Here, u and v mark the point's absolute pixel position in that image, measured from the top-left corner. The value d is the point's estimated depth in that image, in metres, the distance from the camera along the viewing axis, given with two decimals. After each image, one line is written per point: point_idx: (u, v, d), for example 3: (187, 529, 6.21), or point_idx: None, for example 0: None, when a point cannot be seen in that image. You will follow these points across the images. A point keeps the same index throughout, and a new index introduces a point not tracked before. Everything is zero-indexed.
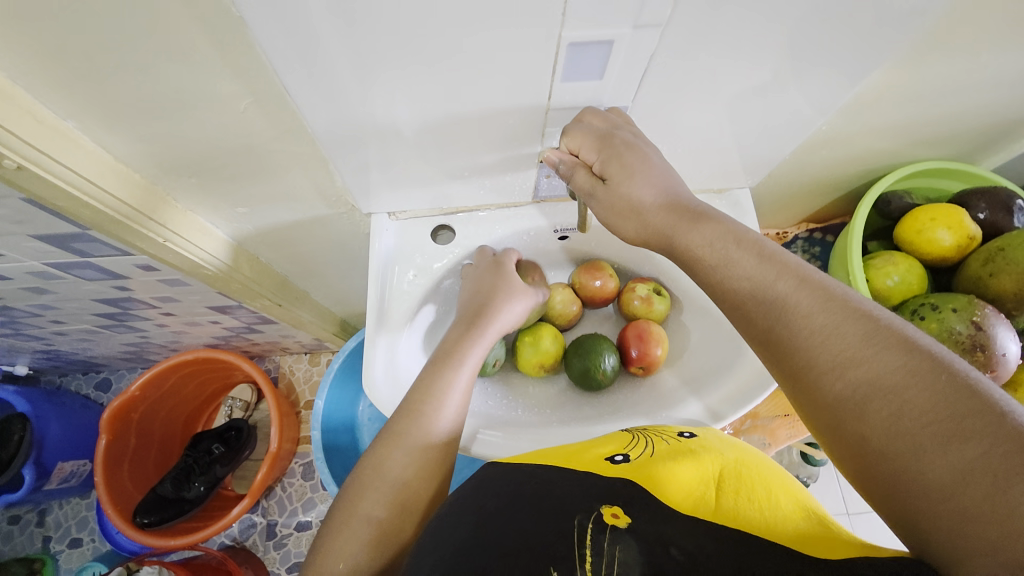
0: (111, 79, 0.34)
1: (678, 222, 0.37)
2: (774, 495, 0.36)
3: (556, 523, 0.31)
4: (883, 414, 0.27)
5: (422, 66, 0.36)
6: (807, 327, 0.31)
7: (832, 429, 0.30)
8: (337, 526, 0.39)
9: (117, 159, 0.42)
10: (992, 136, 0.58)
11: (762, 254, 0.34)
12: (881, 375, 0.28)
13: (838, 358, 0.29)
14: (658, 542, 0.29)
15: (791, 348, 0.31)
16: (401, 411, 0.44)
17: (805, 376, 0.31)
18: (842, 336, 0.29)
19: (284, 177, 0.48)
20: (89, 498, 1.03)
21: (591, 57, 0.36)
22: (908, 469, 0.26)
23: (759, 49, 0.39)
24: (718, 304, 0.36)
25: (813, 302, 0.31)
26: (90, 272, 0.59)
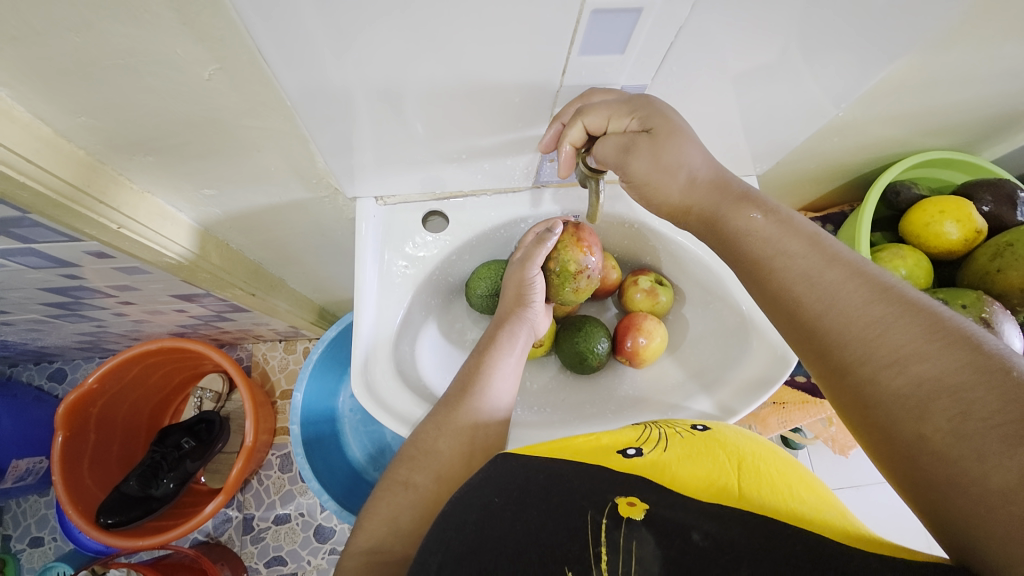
0: (44, 37, 0.28)
1: (724, 201, 0.37)
2: (799, 490, 0.32)
3: (567, 519, 0.28)
4: (944, 412, 0.26)
5: (423, 31, 0.31)
6: (863, 317, 0.30)
7: (880, 427, 0.29)
8: (390, 487, 0.41)
9: (57, 133, 0.36)
10: (997, 126, 0.58)
11: (812, 243, 0.34)
12: (943, 370, 0.26)
13: (894, 351, 0.28)
14: (677, 526, 0.27)
15: (844, 340, 0.30)
16: (456, 391, 0.45)
17: (856, 369, 0.30)
18: (900, 329, 0.29)
19: (257, 157, 0.42)
20: (48, 495, 0.96)
21: (615, 29, 0.33)
22: (969, 471, 0.24)
23: (791, 27, 0.36)
24: (759, 292, 0.35)
25: (869, 294, 0.30)
26: (34, 259, 0.53)
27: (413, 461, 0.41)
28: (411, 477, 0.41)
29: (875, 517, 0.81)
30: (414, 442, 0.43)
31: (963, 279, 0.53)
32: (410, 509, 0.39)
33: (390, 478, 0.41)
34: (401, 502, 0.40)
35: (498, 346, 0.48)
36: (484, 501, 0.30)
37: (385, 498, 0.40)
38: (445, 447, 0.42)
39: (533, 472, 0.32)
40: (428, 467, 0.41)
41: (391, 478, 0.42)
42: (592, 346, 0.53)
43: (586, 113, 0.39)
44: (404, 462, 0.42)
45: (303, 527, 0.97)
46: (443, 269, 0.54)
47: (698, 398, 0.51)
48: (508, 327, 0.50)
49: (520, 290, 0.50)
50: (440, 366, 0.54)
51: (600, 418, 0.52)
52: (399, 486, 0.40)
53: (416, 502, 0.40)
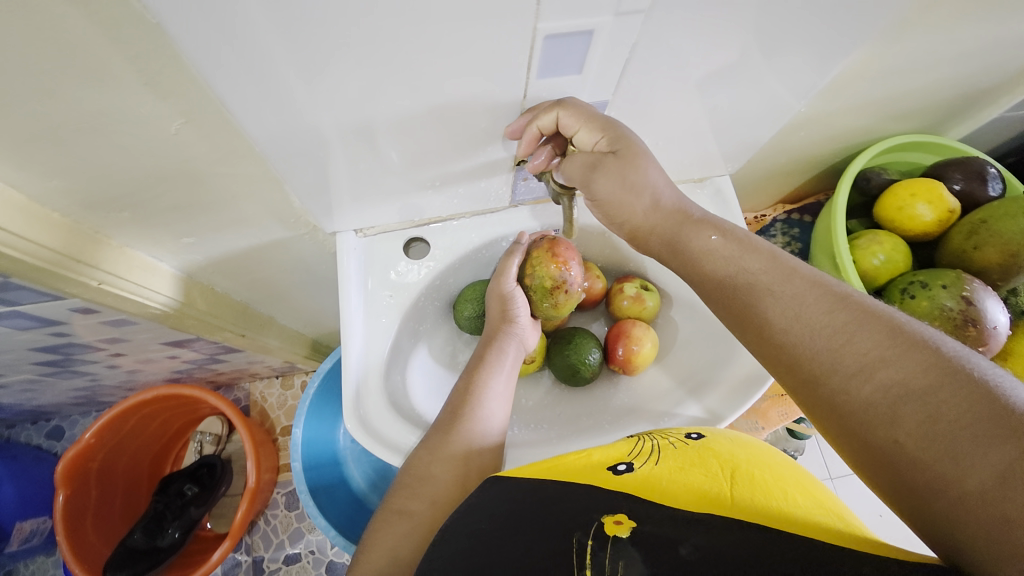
0: (8, 108, 0.29)
1: (683, 225, 0.38)
2: (793, 494, 0.32)
3: (553, 541, 0.28)
4: (915, 415, 0.26)
5: (383, 68, 0.32)
6: (826, 327, 0.30)
7: (856, 436, 0.28)
8: (386, 517, 0.40)
9: (33, 199, 0.36)
10: (959, 106, 0.59)
11: (769, 258, 0.34)
12: (908, 373, 0.27)
13: (860, 358, 0.28)
14: (664, 542, 0.27)
15: (810, 351, 0.30)
16: (448, 415, 0.45)
17: (825, 379, 0.29)
18: (862, 336, 0.29)
19: (233, 203, 0.43)
20: (52, 557, 0.94)
21: (570, 50, 0.33)
22: (947, 473, 0.24)
23: (743, 31, 0.37)
24: (725, 308, 0.36)
25: (829, 304, 0.31)
26: (20, 321, 0.53)
27: (409, 489, 0.41)
28: (407, 505, 0.40)
29: None
30: (408, 468, 0.42)
31: (942, 259, 0.54)
32: (408, 538, 0.39)
33: (387, 507, 0.41)
34: (399, 531, 0.39)
35: (488, 366, 0.48)
36: (474, 528, 0.30)
37: (382, 527, 0.40)
38: (440, 473, 0.41)
39: (523, 496, 0.32)
40: (423, 493, 0.41)
41: (388, 507, 0.41)
42: (583, 357, 0.53)
43: (566, 107, 0.38)
44: (399, 490, 0.41)
45: (314, 565, 0.95)
46: (428, 292, 0.54)
47: (694, 400, 0.51)
48: (487, 355, 0.49)
49: (503, 307, 0.51)
50: (433, 391, 0.54)
51: (598, 430, 0.52)
52: (395, 515, 0.40)
53: (412, 530, 0.39)
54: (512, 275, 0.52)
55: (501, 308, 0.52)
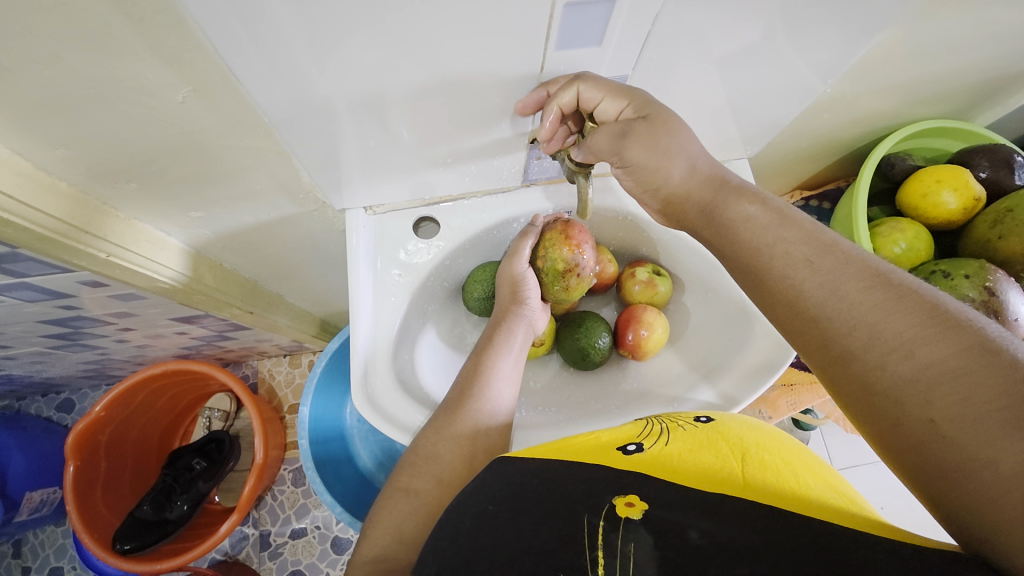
0: (11, 72, 0.28)
1: (721, 191, 0.38)
2: (804, 477, 0.32)
3: (561, 526, 0.28)
4: (950, 395, 0.25)
5: (396, 39, 0.31)
6: (863, 304, 0.29)
7: (884, 415, 0.28)
8: (391, 495, 0.41)
9: (38, 168, 0.36)
10: (989, 91, 0.57)
11: (807, 233, 0.34)
12: (946, 353, 0.26)
13: (896, 337, 0.28)
14: (674, 526, 0.27)
15: (844, 327, 0.30)
16: (455, 395, 0.45)
17: (858, 357, 0.29)
18: (901, 315, 0.28)
19: (241, 176, 0.42)
20: (65, 524, 0.97)
21: (590, 21, 0.32)
22: (978, 454, 0.24)
23: (772, 4, 0.35)
24: (754, 284, 0.35)
25: (867, 282, 0.30)
26: (29, 293, 0.53)
27: (413, 468, 0.41)
28: (412, 483, 0.41)
29: (890, 492, 0.80)
30: (413, 448, 0.42)
31: (965, 248, 0.53)
32: (412, 516, 0.39)
33: (393, 485, 0.41)
34: (403, 509, 0.39)
35: (496, 346, 0.48)
36: (478, 509, 0.29)
37: (388, 505, 0.40)
38: (445, 452, 0.41)
39: (528, 477, 0.31)
40: (428, 472, 0.41)
41: (393, 485, 0.41)
42: (593, 341, 0.53)
43: (585, 80, 0.37)
44: (404, 469, 0.42)
45: (319, 539, 0.97)
46: (437, 273, 0.54)
47: (703, 387, 0.50)
48: (503, 332, 0.49)
49: (513, 287, 0.51)
50: (439, 371, 0.54)
51: (606, 414, 0.52)
52: (401, 493, 0.40)
53: (417, 508, 0.39)
54: (523, 258, 0.51)
55: (512, 288, 0.51)
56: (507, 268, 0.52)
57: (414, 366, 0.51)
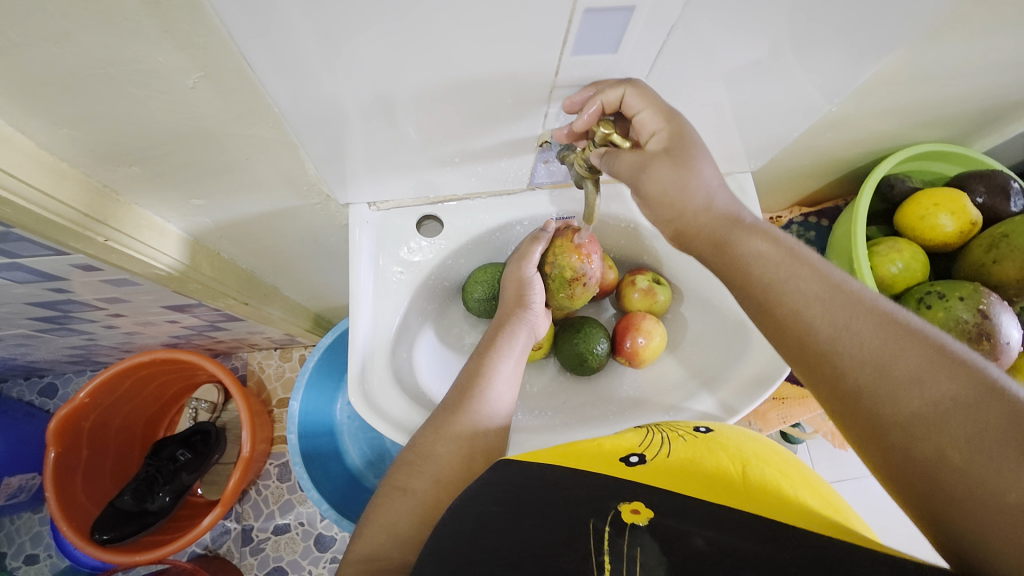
0: (19, 47, 0.27)
1: (734, 225, 0.37)
2: (801, 491, 0.32)
3: (567, 528, 0.28)
4: (963, 431, 0.27)
5: (413, 36, 0.31)
6: (874, 340, 0.31)
7: (896, 448, 0.29)
8: (386, 493, 0.40)
9: (40, 146, 0.35)
10: (988, 118, 0.58)
11: (817, 269, 0.34)
12: (958, 391, 0.28)
13: (908, 374, 0.29)
14: (679, 532, 0.27)
15: (858, 363, 0.31)
16: (456, 396, 0.45)
17: (871, 391, 0.30)
18: (911, 352, 0.29)
19: (247, 166, 0.42)
20: (42, 512, 0.95)
21: (608, 27, 0.32)
22: (991, 487, 0.25)
23: (785, 21, 0.36)
24: (765, 314, 0.35)
25: (877, 320, 0.31)
26: (20, 274, 0.52)
27: (411, 467, 0.41)
28: (409, 482, 0.40)
29: (874, 508, 0.81)
30: (411, 447, 0.42)
31: (959, 271, 0.53)
32: (408, 515, 0.39)
33: (389, 483, 0.41)
34: (399, 508, 0.39)
35: (497, 349, 0.48)
36: (481, 510, 0.29)
37: (383, 504, 0.40)
38: (443, 452, 0.41)
39: (530, 480, 0.31)
40: (426, 472, 0.40)
41: (390, 483, 0.41)
42: (591, 347, 0.53)
43: (636, 85, 0.37)
44: (401, 467, 0.41)
45: (303, 536, 0.96)
46: (439, 273, 0.53)
47: (701, 397, 0.50)
48: (504, 337, 0.49)
49: (519, 293, 0.51)
50: (438, 371, 0.54)
51: (601, 421, 0.52)
52: (397, 492, 0.40)
53: (413, 507, 0.39)
54: (530, 262, 0.51)
55: (518, 293, 0.51)
56: (513, 273, 0.52)
57: (412, 365, 0.51)
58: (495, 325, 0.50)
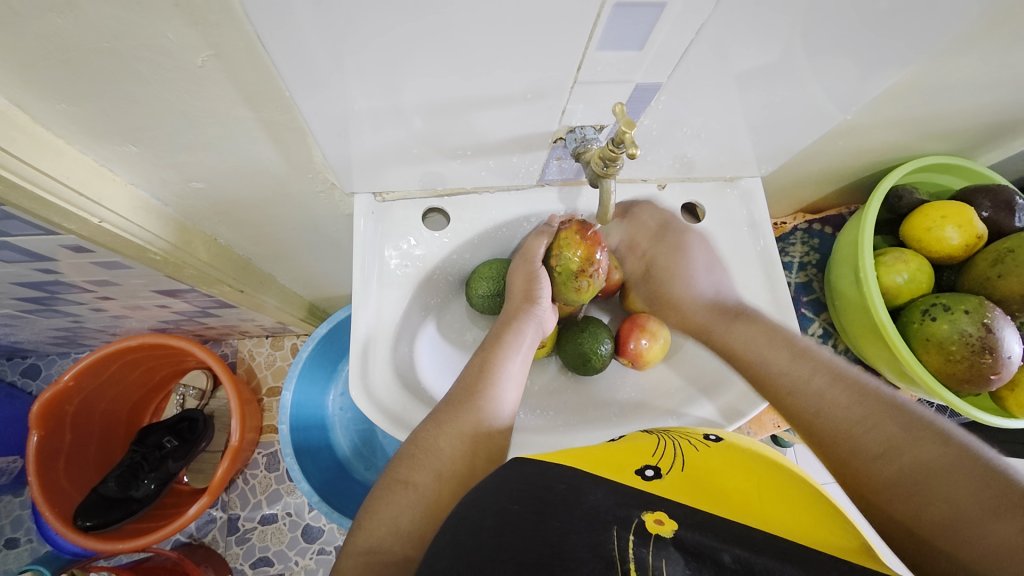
0: (19, 12, 0.26)
1: (722, 316, 0.50)
2: (812, 514, 0.33)
3: (590, 533, 0.27)
4: (937, 485, 0.33)
5: (435, 24, 0.30)
6: (850, 414, 0.39)
7: (894, 505, 0.35)
8: (389, 486, 0.39)
9: (33, 120, 0.33)
10: (996, 132, 0.58)
11: (796, 355, 0.45)
12: (928, 455, 0.34)
13: (886, 444, 0.37)
14: (707, 549, 0.27)
15: (848, 440, 0.38)
16: (460, 390, 0.44)
17: (864, 462, 0.37)
18: (881, 427, 0.37)
19: (251, 150, 0.40)
20: (22, 495, 0.92)
21: (636, 24, 0.31)
22: (962, 535, 0.30)
23: (813, 24, 0.35)
24: (767, 396, 0.45)
25: (851, 399, 0.40)
26: (7, 252, 0.50)
27: (413, 460, 0.40)
28: (411, 475, 0.39)
29: None
30: (413, 440, 0.41)
31: (963, 284, 0.54)
32: (410, 509, 0.38)
33: (390, 476, 0.40)
34: (401, 501, 0.38)
35: (504, 346, 0.47)
36: (501, 508, 0.29)
37: (385, 497, 0.39)
38: (446, 447, 0.41)
39: (553, 482, 0.31)
40: (429, 465, 0.40)
41: (391, 476, 0.40)
42: (595, 347, 0.52)
43: None
44: (403, 461, 0.40)
45: (290, 527, 0.95)
46: (443, 268, 0.53)
47: (703, 402, 0.50)
48: (512, 333, 0.48)
49: (526, 291, 0.50)
50: (439, 366, 0.53)
51: (603, 422, 0.51)
52: (399, 485, 0.39)
53: (415, 501, 0.38)
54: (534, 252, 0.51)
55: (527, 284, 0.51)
56: (519, 273, 0.51)
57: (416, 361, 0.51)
58: (502, 325, 0.50)
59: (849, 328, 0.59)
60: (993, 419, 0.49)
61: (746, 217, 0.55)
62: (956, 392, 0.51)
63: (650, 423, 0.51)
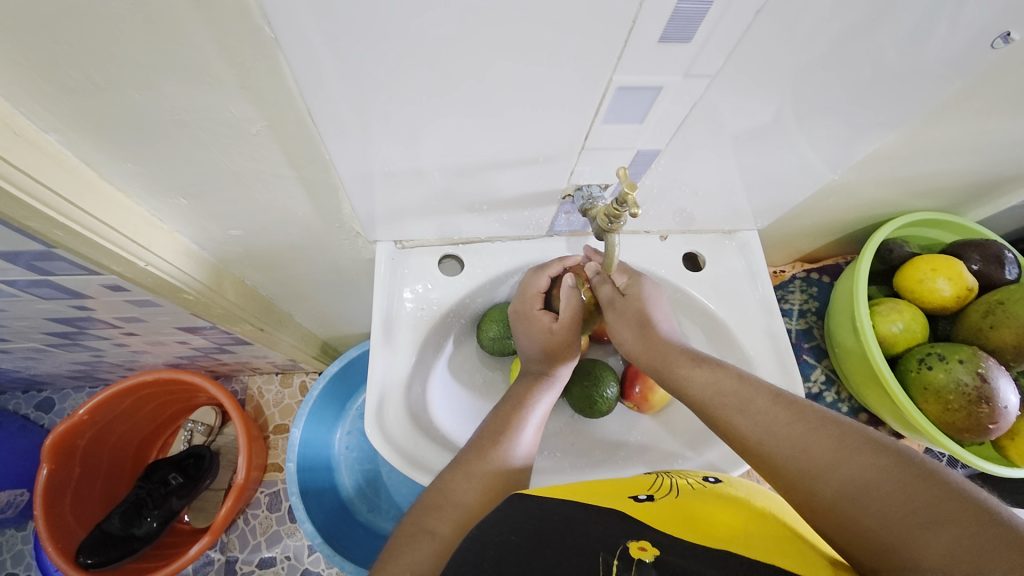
0: (107, 91, 0.30)
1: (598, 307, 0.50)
2: (802, 543, 0.34)
3: (580, 559, 0.30)
4: (890, 499, 0.30)
5: (458, 102, 0.34)
6: (719, 390, 0.40)
7: (848, 524, 0.31)
8: (411, 535, 0.40)
9: (98, 175, 0.38)
10: (982, 190, 0.61)
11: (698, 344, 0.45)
12: (877, 466, 0.31)
13: (831, 455, 0.33)
14: (686, 573, 0.30)
15: (797, 455, 0.34)
16: (484, 438, 0.46)
17: (753, 435, 0.37)
18: (753, 404, 0.38)
19: (285, 202, 0.44)
20: (24, 530, 0.92)
21: (637, 102, 0.35)
22: (862, 488, 0.31)
23: (797, 99, 0.39)
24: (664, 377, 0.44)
25: (709, 379, 0.41)
26: (47, 290, 0.53)
27: (439, 510, 0.41)
28: (436, 525, 0.41)
29: None
30: (436, 490, 0.43)
31: (958, 334, 0.55)
32: (431, 556, 0.39)
33: (415, 524, 0.41)
34: (424, 549, 0.39)
35: (526, 399, 0.49)
36: (501, 539, 0.31)
37: (407, 544, 0.40)
38: (470, 499, 0.42)
39: (549, 514, 0.34)
40: (452, 516, 0.41)
41: (414, 525, 0.41)
42: (601, 390, 0.53)
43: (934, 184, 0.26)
44: (429, 510, 0.42)
45: (289, 571, 0.93)
46: (457, 310, 0.55)
47: (707, 447, 0.51)
48: (535, 387, 0.50)
49: (551, 348, 0.50)
50: (451, 408, 0.55)
51: (609, 465, 0.52)
52: (423, 534, 0.40)
53: (438, 551, 0.39)
54: (540, 298, 0.52)
55: (546, 325, 0.51)
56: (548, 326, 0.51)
57: (435, 403, 0.53)
58: (523, 380, 0.51)
59: (849, 375, 0.60)
60: (996, 469, 0.50)
61: (745, 266, 0.58)
62: (958, 441, 0.52)
63: (656, 468, 0.51)
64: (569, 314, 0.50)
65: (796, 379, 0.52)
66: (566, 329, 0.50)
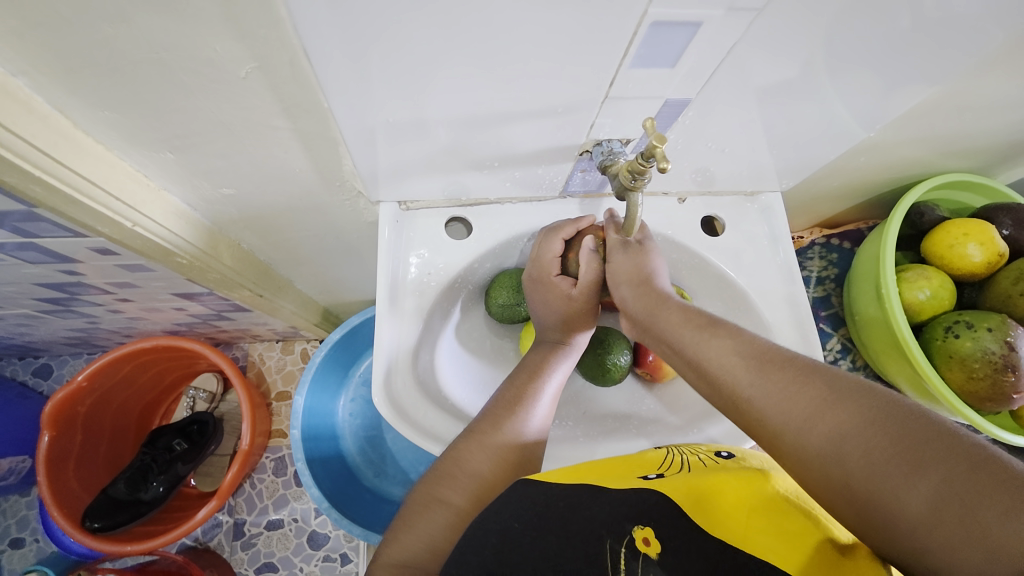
0: (74, 25, 0.27)
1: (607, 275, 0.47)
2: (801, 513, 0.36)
3: (585, 547, 0.32)
4: (876, 448, 0.28)
5: (472, 43, 0.31)
6: (692, 341, 0.38)
7: (834, 480, 0.30)
8: (425, 503, 0.40)
9: (74, 125, 0.34)
10: (1018, 150, 0.58)
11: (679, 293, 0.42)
12: (856, 416, 0.30)
13: (812, 409, 0.31)
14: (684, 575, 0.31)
15: (779, 410, 0.33)
16: (497, 408, 0.44)
17: (732, 390, 0.35)
18: (723, 353, 0.37)
19: (281, 158, 0.41)
20: (29, 495, 0.92)
21: (669, 42, 0.32)
22: (848, 444, 0.29)
23: (844, 43, 0.36)
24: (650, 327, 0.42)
25: (686, 330, 0.39)
26: (32, 254, 0.50)
27: (450, 479, 0.41)
28: (447, 494, 0.40)
29: None
30: (449, 459, 0.42)
31: (985, 301, 0.54)
32: (444, 526, 0.39)
33: (426, 494, 0.41)
34: (436, 519, 0.39)
35: (541, 369, 0.47)
36: (503, 526, 0.33)
37: (419, 513, 0.40)
38: (484, 468, 0.41)
39: (555, 498, 0.35)
40: (464, 485, 0.41)
41: (427, 493, 0.41)
42: (615, 358, 0.52)
43: None
44: (442, 478, 0.41)
45: (296, 533, 0.94)
46: (464, 275, 0.53)
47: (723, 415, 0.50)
48: (552, 354, 0.48)
49: (565, 318, 0.48)
50: (460, 374, 0.53)
51: (621, 434, 0.51)
52: (436, 503, 0.40)
53: (451, 521, 0.39)
54: (556, 262, 0.49)
55: (563, 292, 0.48)
56: (561, 295, 0.48)
57: (446, 372, 0.52)
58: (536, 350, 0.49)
59: (868, 343, 0.59)
60: (1016, 439, 0.49)
61: (766, 232, 0.55)
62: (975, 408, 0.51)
63: (668, 437, 0.51)
64: (588, 281, 0.48)
65: (815, 347, 0.50)
66: (587, 296, 0.48)
